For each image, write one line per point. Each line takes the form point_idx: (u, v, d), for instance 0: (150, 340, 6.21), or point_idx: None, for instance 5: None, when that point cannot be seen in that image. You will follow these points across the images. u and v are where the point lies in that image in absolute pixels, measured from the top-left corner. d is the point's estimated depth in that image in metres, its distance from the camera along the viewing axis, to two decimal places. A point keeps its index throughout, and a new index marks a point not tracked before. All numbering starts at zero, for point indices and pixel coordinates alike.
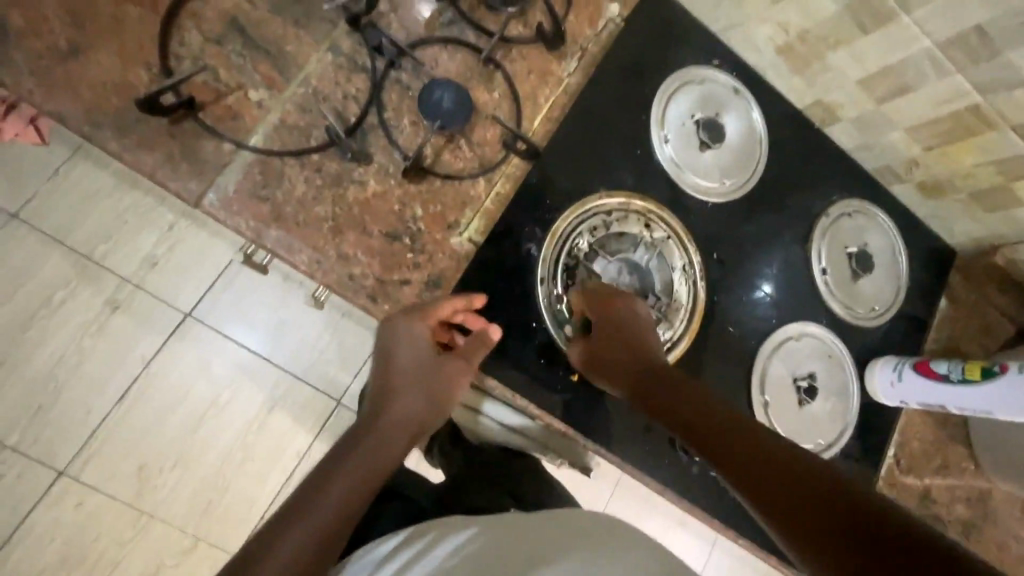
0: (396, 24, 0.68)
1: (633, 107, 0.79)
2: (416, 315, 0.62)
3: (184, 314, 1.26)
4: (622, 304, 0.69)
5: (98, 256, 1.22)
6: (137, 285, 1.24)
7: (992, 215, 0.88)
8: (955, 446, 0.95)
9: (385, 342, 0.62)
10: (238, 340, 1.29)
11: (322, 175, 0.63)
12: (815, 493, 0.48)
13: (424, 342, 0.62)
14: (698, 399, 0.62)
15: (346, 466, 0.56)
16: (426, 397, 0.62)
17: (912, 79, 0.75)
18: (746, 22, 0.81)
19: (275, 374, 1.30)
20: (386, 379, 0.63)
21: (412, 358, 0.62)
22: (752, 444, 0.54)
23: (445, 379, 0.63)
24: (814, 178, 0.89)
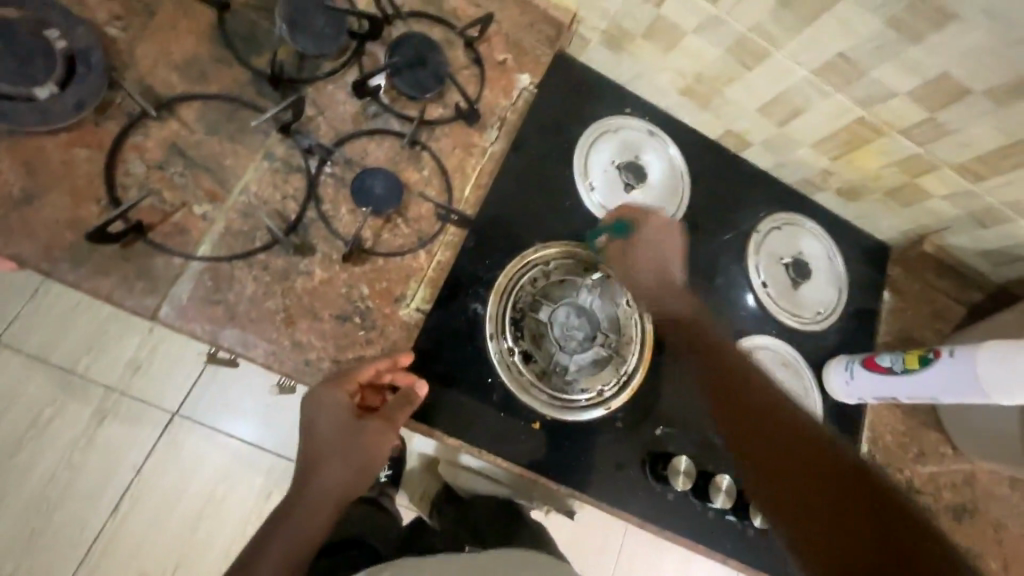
0: (324, 125, 0.74)
1: (556, 164, 0.86)
2: (333, 387, 0.65)
3: (171, 414, 1.27)
4: (657, 220, 0.74)
5: (81, 368, 1.25)
6: (121, 392, 1.26)
7: (910, 210, 0.93)
8: (929, 432, 0.97)
9: (308, 412, 0.66)
10: (226, 431, 1.30)
11: (269, 271, 0.68)
12: (862, 523, 0.53)
13: (342, 412, 0.66)
14: (757, 391, 0.65)
15: (283, 533, 0.67)
16: (346, 468, 0.68)
17: (801, 102, 0.82)
18: (648, 72, 0.88)
19: (267, 459, 1.31)
20: (309, 448, 0.68)
21: (329, 429, 0.67)
22: (810, 464, 0.59)
23: (367, 443, 0.68)
24: (740, 199, 0.95)
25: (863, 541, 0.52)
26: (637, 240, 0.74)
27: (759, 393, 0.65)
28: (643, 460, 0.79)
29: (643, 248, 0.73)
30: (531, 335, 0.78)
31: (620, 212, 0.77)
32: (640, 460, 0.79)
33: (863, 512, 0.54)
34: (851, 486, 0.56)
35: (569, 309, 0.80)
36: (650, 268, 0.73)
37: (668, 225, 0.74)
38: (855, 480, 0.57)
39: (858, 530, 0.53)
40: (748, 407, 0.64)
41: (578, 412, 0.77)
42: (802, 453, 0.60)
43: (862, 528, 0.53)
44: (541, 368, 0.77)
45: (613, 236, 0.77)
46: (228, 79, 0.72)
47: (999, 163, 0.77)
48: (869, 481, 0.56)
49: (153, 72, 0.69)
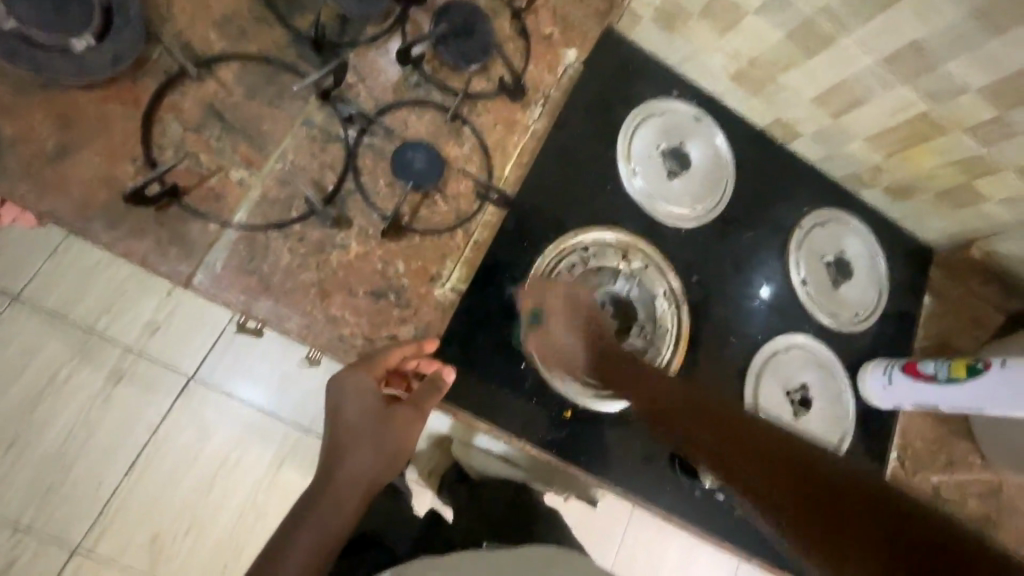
0: (365, 93, 0.72)
1: (598, 146, 0.83)
2: (360, 368, 0.63)
3: (187, 378, 1.27)
4: (561, 289, 0.74)
5: (99, 329, 1.25)
6: (138, 354, 1.26)
7: (960, 212, 0.89)
8: (959, 441, 0.95)
9: (333, 396, 0.64)
10: (242, 399, 1.30)
11: (305, 243, 0.66)
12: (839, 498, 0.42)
13: (371, 393, 0.63)
14: (717, 406, 0.56)
15: (305, 532, 0.57)
16: (375, 454, 0.62)
17: (862, 94, 0.78)
18: (701, 54, 0.84)
19: (282, 429, 1.31)
20: (333, 436, 0.63)
21: (358, 411, 0.63)
22: (799, 459, 0.46)
23: (398, 427, 0.64)
24: (783, 193, 0.92)
25: (884, 532, 0.38)
26: (554, 315, 0.73)
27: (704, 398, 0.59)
28: (672, 453, 0.78)
29: (561, 322, 0.73)
30: None
31: (528, 292, 0.74)
32: (669, 453, 0.78)
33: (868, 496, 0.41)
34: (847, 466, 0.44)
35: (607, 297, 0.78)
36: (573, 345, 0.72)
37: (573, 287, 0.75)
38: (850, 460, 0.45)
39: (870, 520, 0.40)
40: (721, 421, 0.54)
41: (609, 402, 0.76)
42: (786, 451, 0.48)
43: (872, 522, 0.40)
44: None
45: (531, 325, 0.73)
46: (268, 40, 0.69)
47: None
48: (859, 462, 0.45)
49: (192, 28, 0.66)
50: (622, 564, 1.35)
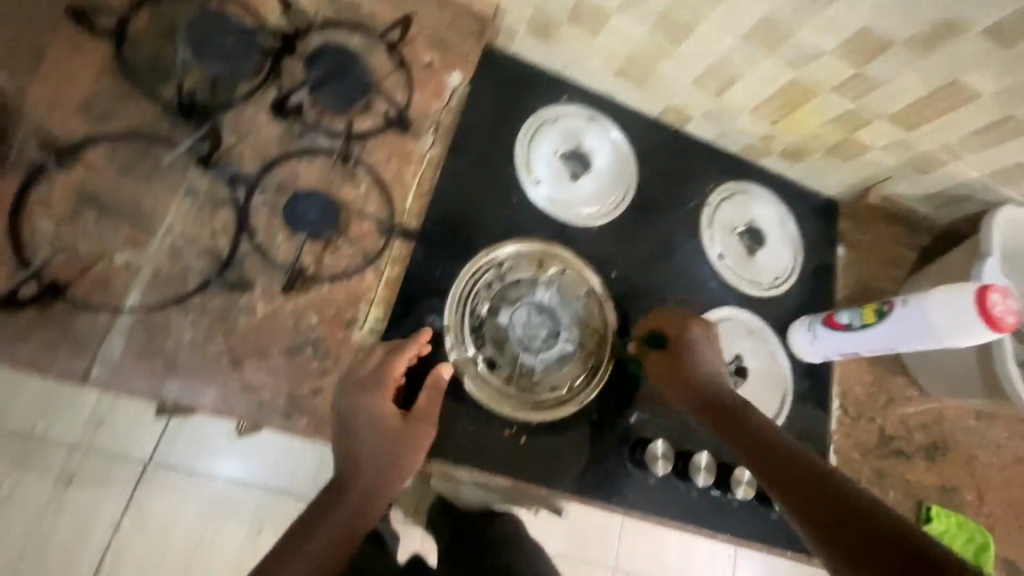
0: (247, 151, 0.71)
1: (498, 162, 0.84)
2: (372, 381, 0.65)
3: (143, 464, 1.21)
4: (702, 328, 0.74)
5: (39, 431, 1.18)
6: (87, 449, 1.19)
7: (853, 164, 0.94)
8: (896, 378, 0.99)
9: (345, 409, 0.63)
10: (206, 473, 1.24)
11: (208, 314, 0.65)
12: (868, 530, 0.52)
13: (384, 403, 0.64)
14: (807, 468, 0.60)
15: (314, 542, 0.57)
16: (390, 463, 0.62)
17: (734, 72, 0.81)
18: (580, 56, 0.86)
19: (253, 496, 1.26)
20: (347, 447, 0.62)
21: (370, 420, 0.63)
22: (886, 544, 0.51)
23: (410, 438, 0.64)
24: (688, 174, 0.95)
25: None
26: (685, 346, 0.73)
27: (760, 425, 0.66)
28: (620, 448, 0.77)
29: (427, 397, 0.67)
30: (494, 341, 0.76)
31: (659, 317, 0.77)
32: (617, 449, 0.77)
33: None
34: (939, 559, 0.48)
35: (530, 308, 0.78)
36: (700, 370, 0.72)
37: (710, 333, 0.74)
38: (882, 513, 0.53)
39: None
40: (809, 490, 0.58)
41: (551, 411, 0.75)
42: (858, 518, 0.53)
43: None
44: (507, 373, 0.75)
45: (651, 347, 0.76)
46: (134, 115, 0.67)
47: (929, 110, 0.79)
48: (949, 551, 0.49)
49: (50, 116, 0.64)
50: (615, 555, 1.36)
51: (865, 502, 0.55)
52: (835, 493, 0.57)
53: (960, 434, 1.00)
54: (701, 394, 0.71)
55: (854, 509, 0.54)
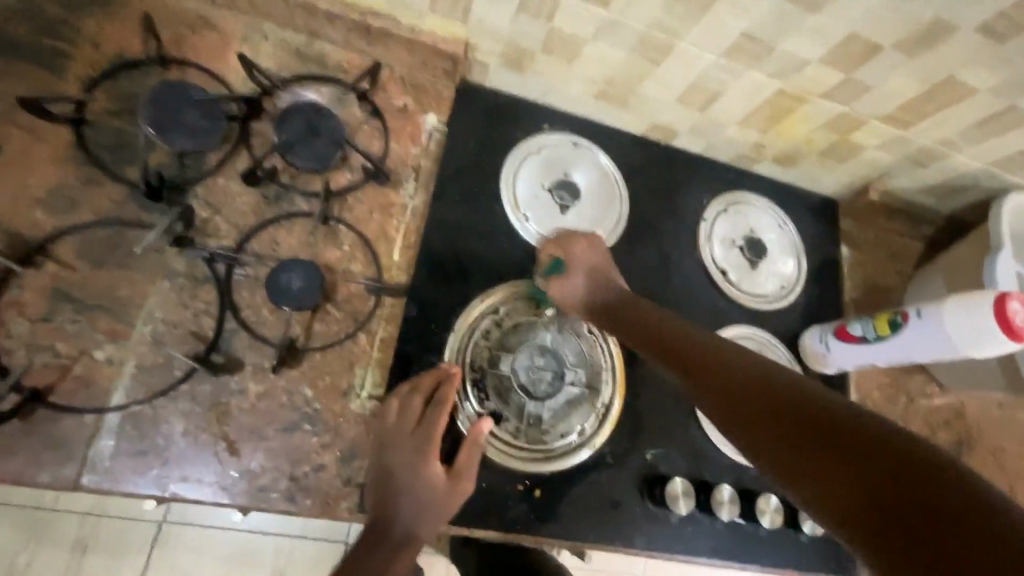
0: (223, 223, 0.68)
1: (484, 201, 0.81)
2: (416, 431, 0.61)
3: (157, 523, 1.17)
4: (583, 243, 0.74)
5: (48, 501, 1.14)
6: (99, 514, 1.16)
7: (849, 165, 0.91)
8: (914, 376, 0.96)
9: (386, 465, 0.59)
10: (223, 525, 1.19)
11: (198, 400, 0.62)
12: (785, 417, 0.45)
13: (424, 456, 0.60)
14: (725, 362, 0.54)
15: None
16: (424, 521, 0.58)
17: (718, 87, 0.79)
18: (558, 83, 0.83)
19: (273, 543, 1.21)
20: (382, 498, 0.58)
21: (407, 471, 0.59)
22: (798, 417, 0.44)
23: (448, 493, 0.60)
24: (680, 191, 0.92)
25: (845, 466, 0.39)
26: (577, 262, 0.73)
27: (682, 338, 0.61)
28: (641, 488, 0.75)
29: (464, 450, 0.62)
30: (496, 392, 0.72)
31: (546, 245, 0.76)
32: (637, 489, 0.74)
33: (875, 451, 0.38)
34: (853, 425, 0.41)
35: (531, 352, 0.75)
36: (597, 284, 0.72)
37: (594, 242, 0.75)
38: (807, 398, 0.45)
39: (874, 473, 0.37)
40: (728, 387, 0.52)
41: (563, 459, 0.72)
42: (782, 408, 0.46)
43: (878, 483, 0.36)
44: (515, 424, 0.72)
45: (550, 273, 0.74)
46: (102, 201, 0.65)
47: (924, 107, 0.76)
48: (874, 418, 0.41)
49: (14, 212, 0.62)
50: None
51: (781, 380, 0.49)
52: (750, 377, 0.51)
53: (985, 427, 0.97)
54: (619, 310, 0.69)
55: (777, 394, 0.47)
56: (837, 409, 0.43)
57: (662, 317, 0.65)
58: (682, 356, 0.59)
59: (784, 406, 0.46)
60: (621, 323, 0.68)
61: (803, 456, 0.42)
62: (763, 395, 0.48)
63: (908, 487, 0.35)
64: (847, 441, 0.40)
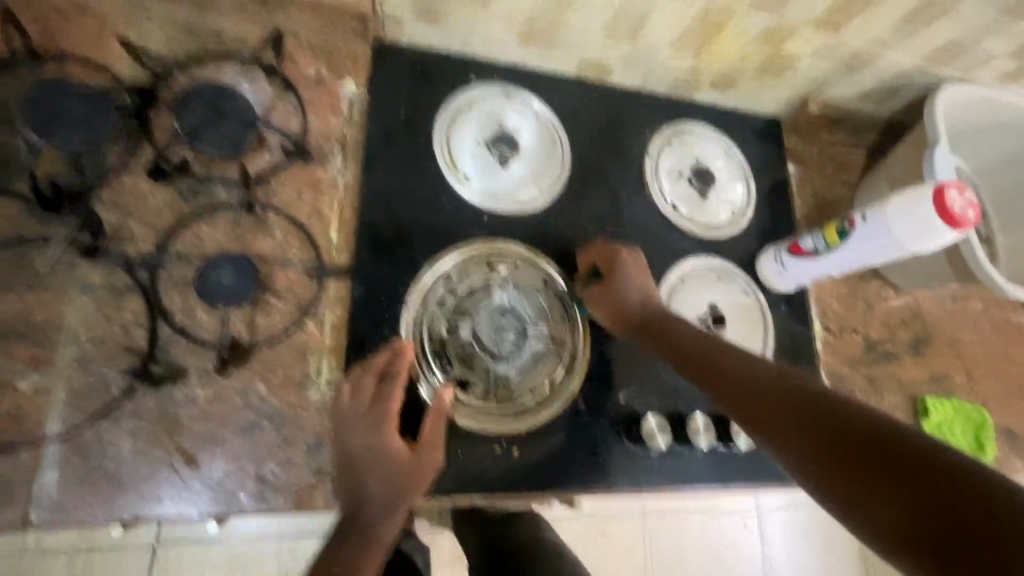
0: (138, 226, 0.63)
1: (420, 165, 0.77)
2: (373, 413, 0.59)
3: (152, 547, 1.12)
4: (626, 253, 0.72)
5: (31, 545, 1.08)
6: (89, 549, 1.10)
7: (786, 79, 0.89)
8: (871, 281, 0.98)
9: (348, 451, 0.57)
10: (220, 538, 1.15)
11: (143, 415, 0.59)
12: (828, 432, 0.47)
13: (387, 435, 0.58)
14: (763, 376, 0.56)
15: None
16: (396, 500, 0.57)
17: (643, 12, 0.75)
18: (479, 30, 0.79)
19: (274, 546, 1.17)
20: (350, 485, 0.57)
21: (371, 454, 0.57)
22: (842, 433, 0.46)
23: (419, 468, 0.59)
24: (622, 129, 0.89)
25: (890, 480, 0.41)
26: (613, 271, 0.71)
27: (717, 351, 0.61)
28: (618, 430, 0.75)
29: (429, 422, 0.61)
30: (459, 359, 0.71)
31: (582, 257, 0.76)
32: (615, 432, 0.75)
33: (920, 474, 0.39)
34: (899, 444, 0.42)
35: (490, 314, 0.73)
36: (635, 297, 0.69)
37: (635, 255, 0.72)
38: (850, 412, 0.47)
39: (923, 499, 0.38)
40: (772, 402, 0.53)
41: (536, 414, 0.72)
42: (826, 421, 0.48)
43: (961, 531, 0.36)
44: (482, 388, 0.71)
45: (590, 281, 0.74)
46: None
47: (851, 7, 0.74)
48: (917, 435, 0.43)
49: None
50: (627, 527, 1.44)
51: (823, 395, 0.50)
52: (791, 392, 0.53)
53: (940, 319, 1.01)
54: (642, 318, 0.68)
55: (818, 411, 0.49)
56: (882, 423, 0.45)
57: (708, 339, 0.63)
58: (721, 370, 0.60)
59: (827, 425, 0.47)
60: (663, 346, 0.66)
61: (849, 468, 0.44)
62: (807, 413, 0.50)
63: (951, 507, 0.37)
64: (892, 457, 0.42)
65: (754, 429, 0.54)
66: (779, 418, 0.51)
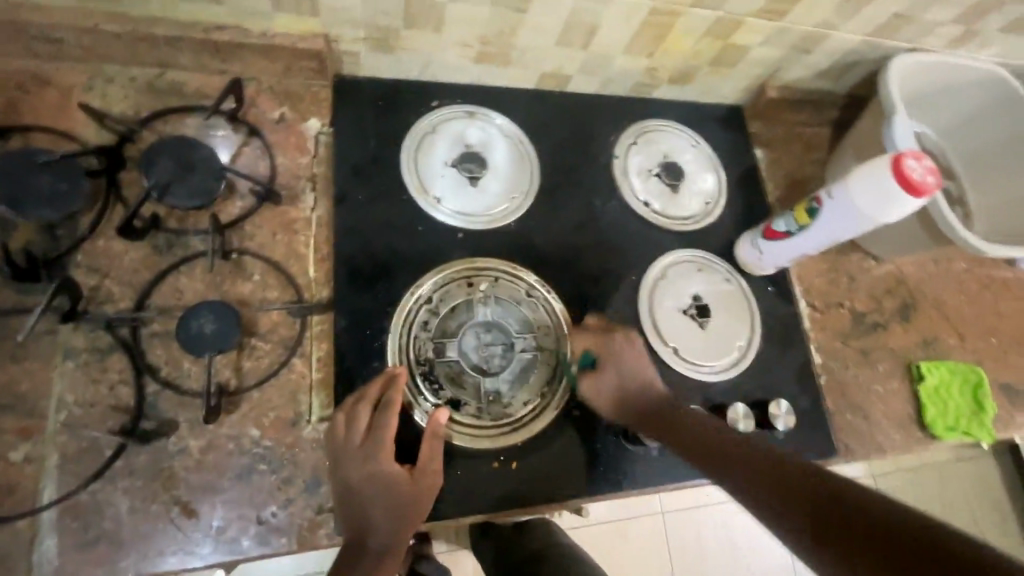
0: (116, 285, 0.64)
1: (390, 193, 0.78)
2: (370, 443, 0.59)
3: None
4: (622, 336, 0.73)
5: None
6: None
7: (741, 68, 0.91)
8: (851, 254, 0.99)
9: (347, 483, 0.57)
10: None
11: (137, 473, 0.59)
12: (849, 527, 0.47)
13: (384, 464, 0.58)
14: (775, 468, 0.56)
15: None
16: (398, 528, 0.57)
17: (590, 20, 0.77)
18: (434, 56, 0.80)
19: None
20: (351, 517, 0.57)
21: (370, 484, 0.57)
22: (865, 529, 0.46)
23: (418, 494, 0.59)
24: (587, 134, 0.91)
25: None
26: (612, 356, 0.72)
27: (731, 445, 0.62)
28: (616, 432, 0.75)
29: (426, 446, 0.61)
30: (449, 380, 0.71)
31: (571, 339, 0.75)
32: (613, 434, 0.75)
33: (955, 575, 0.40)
34: (928, 540, 0.43)
35: (476, 330, 0.73)
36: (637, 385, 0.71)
37: (632, 341, 0.73)
38: (870, 506, 0.47)
39: None
40: (788, 493, 0.53)
41: (531, 425, 0.72)
42: (845, 515, 0.48)
43: None
44: (475, 405, 0.71)
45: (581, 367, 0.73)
46: None
47: None
48: (942, 530, 0.43)
49: None
50: (646, 525, 1.44)
51: (837, 485, 0.51)
52: (807, 481, 0.53)
53: (924, 284, 1.02)
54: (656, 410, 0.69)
55: (836, 503, 0.49)
56: (903, 516, 0.45)
57: (719, 434, 0.64)
58: (732, 461, 0.60)
59: (849, 520, 0.47)
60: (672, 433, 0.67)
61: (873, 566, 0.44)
62: (827, 503, 0.50)
63: None
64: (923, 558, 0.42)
65: (770, 514, 0.53)
66: (794, 509, 0.51)
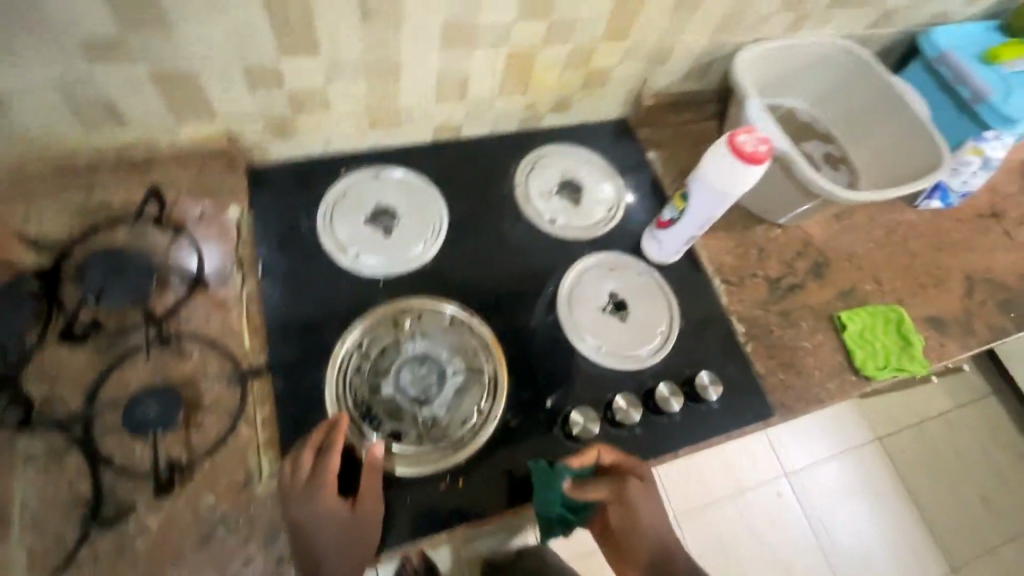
0: (66, 389, 0.70)
1: (312, 258, 0.86)
2: (314, 484, 0.64)
3: None
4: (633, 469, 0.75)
5: None
6: None
7: (613, 85, 1.01)
8: (758, 228, 1.06)
9: (295, 524, 0.62)
10: None
11: (102, 557, 0.63)
12: None
13: (329, 502, 0.64)
14: None
15: None
16: (346, 558, 0.63)
17: (458, 75, 0.87)
18: (332, 131, 0.90)
19: None
20: (302, 554, 0.62)
21: (317, 522, 0.62)
22: None
23: (362, 524, 0.65)
24: (488, 171, 1.00)
25: None
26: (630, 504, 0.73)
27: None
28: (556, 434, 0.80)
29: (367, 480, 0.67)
30: (389, 415, 0.76)
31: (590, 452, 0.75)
32: (553, 437, 0.80)
33: None
34: None
35: (407, 365, 0.79)
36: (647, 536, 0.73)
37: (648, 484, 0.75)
38: None
39: None
40: None
41: (472, 442, 0.77)
42: None
43: None
44: (416, 434, 0.76)
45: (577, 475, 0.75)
46: None
47: (626, 17, 0.86)
48: None
49: None
50: None
51: None
52: None
53: (833, 241, 1.08)
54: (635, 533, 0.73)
55: None
56: None
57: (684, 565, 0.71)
58: None
59: None
60: (618, 538, 0.75)
61: None
62: None
63: None
64: None
65: None
66: None
